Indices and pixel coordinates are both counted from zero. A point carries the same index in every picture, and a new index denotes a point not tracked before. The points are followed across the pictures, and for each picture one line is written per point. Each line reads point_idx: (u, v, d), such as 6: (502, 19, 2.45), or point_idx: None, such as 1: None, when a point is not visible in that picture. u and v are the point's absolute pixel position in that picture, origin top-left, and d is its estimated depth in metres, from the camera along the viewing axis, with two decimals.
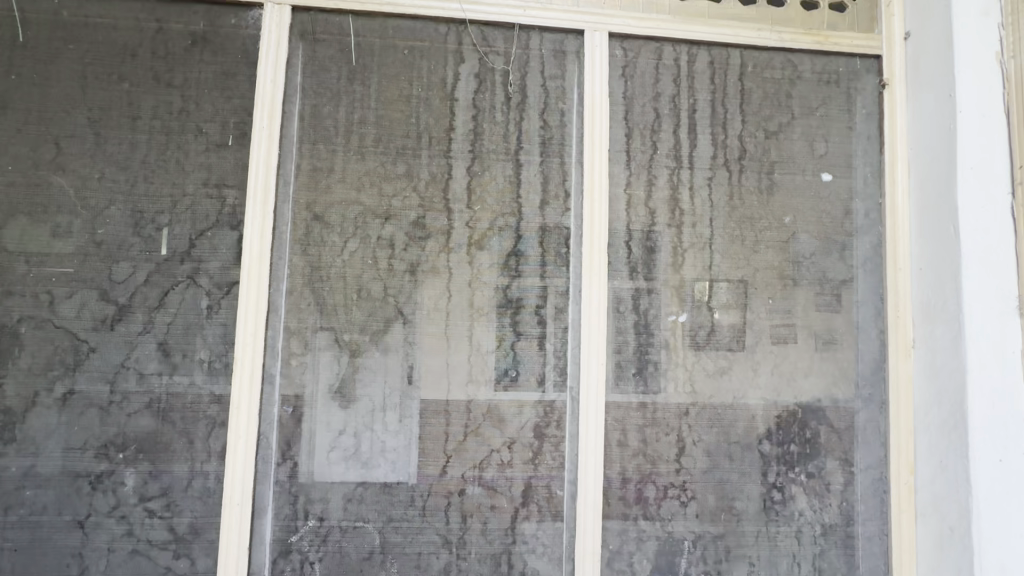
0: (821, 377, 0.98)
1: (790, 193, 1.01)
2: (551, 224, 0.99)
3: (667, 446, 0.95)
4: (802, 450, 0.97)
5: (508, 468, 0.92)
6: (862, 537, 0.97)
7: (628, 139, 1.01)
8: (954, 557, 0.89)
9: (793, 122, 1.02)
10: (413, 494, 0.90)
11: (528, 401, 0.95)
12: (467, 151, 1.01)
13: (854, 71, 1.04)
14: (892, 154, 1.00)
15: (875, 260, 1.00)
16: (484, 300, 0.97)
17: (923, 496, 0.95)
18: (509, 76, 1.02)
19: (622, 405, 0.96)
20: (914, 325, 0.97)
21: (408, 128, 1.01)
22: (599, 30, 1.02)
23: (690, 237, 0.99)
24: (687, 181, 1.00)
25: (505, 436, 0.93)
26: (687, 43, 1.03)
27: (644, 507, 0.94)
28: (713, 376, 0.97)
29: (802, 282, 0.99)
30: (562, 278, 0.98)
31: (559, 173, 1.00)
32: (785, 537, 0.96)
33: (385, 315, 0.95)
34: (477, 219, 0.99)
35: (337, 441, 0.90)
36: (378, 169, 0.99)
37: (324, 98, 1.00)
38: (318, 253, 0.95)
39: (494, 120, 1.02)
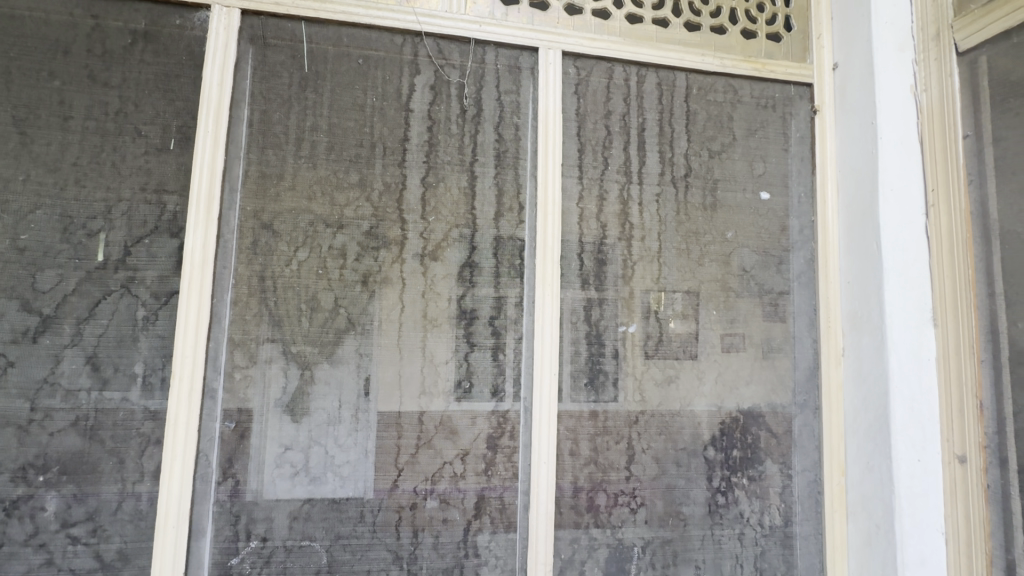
0: (760, 385, 1.05)
1: (733, 209, 1.08)
2: (504, 236, 1.00)
3: (618, 453, 1.00)
4: (744, 454, 1.04)
5: (461, 480, 0.95)
6: (799, 537, 1.04)
7: (581, 154, 1.05)
8: (880, 552, 0.96)
9: (734, 143, 1.10)
10: (364, 509, 0.93)
11: (480, 412, 0.97)
12: (421, 161, 1.00)
13: (788, 97, 1.13)
14: (823, 176, 1.10)
15: (809, 273, 1.09)
16: (437, 312, 0.97)
17: (853, 494, 1.02)
18: (465, 90, 1.03)
19: (575, 413, 0.99)
20: (843, 334, 1.06)
21: (361, 137, 0.99)
22: (554, 49, 1.04)
23: (639, 250, 1.04)
24: (637, 197, 1.05)
25: (457, 448, 0.96)
26: (636, 64, 1.08)
27: (596, 515, 0.99)
28: (661, 385, 1.02)
29: (743, 295, 1.07)
30: (515, 292, 1.00)
31: (514, 185, 1.02)
32: (729, 540, 1.02)
33: (337, 327, 0.95)
34: (431, 229, 0.99)
35: (284, 457, 0.92)
36: (329, 178, 0.97)
37: (274, 104, 0.98)
38: (265, 262, 0.94)
39: (449, 131, 1.01)
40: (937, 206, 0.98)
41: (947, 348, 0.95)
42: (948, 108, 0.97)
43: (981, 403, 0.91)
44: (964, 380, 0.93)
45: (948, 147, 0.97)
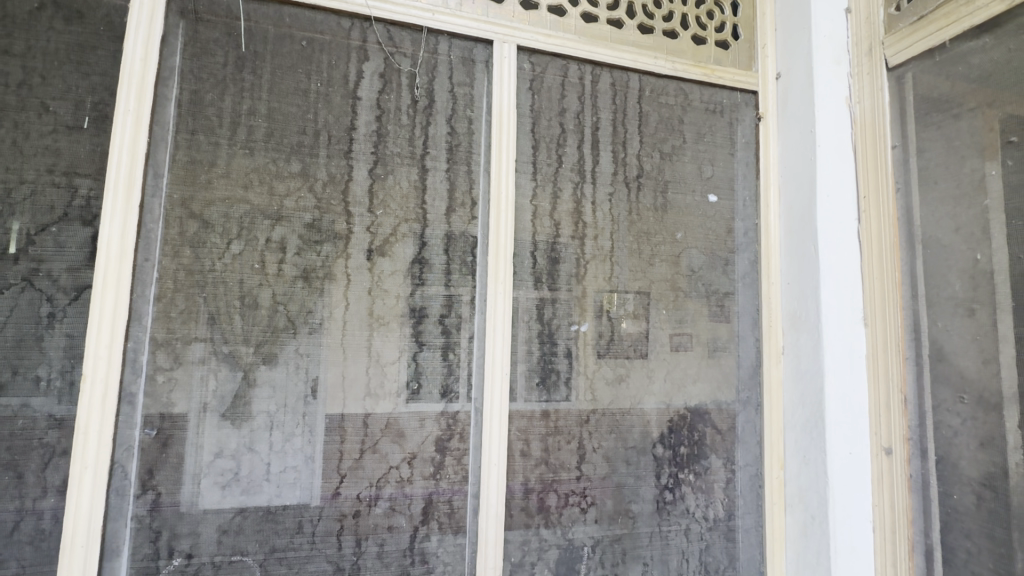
0: (706, 383, 1.08)
1: (683, 211, 1.10)
2: (456, 232, 0.98)
3: (569, 453, 0.99)
4: (690, 451, 1.06)
5: (408, 485, 0.92)
6: (741, 530, 1.07)
7: (535, 151, 1.03)
8: (814, 543, 1.00)
9: (684, 145, 1.12)
10: (303, 519, 0.87)
11: (429, 414, 0.94)
12: (369, 153, 0.95)
13: (735, 103, 1.17)
14: (766, 181, 1.14)
15: (752, 274, 1.13)
16: (385, 310, 0.93)
17: (790, 488, 1.07)
18: (416, 79, 0.99)
19: (526, 413, 0.98)
20: (783, 333, 1.10)
21: (304, 124, 0.93)
22: (509, 42, 1.02)
23: (592, 249, 1.04)
24: (590, 197, 1.05)
25: (404, 451, 0.92)
26: (590, 63, 1.08)
27: (546, 516, 0.97)
28: (612, 384, 1.03)
29: (691, 295, 1.09)
30: (466, 290, 0.97)
31: (466, 180, 0.99)
32: (676, 535, 1.04)
33: (274, 325, 0.89)
34: (379, 223, 0.94)
35: (214, 466, 0.85)
36: (268, 166, 0.91)
37: (206, 84, 0.91)
38: (194, 255, 0.87)
39: (399, 122, 0.97)
40: (868, 212, 1.04)
41: (876, 346, 1.01)
42: (879, 120, 1.03)
43: (905, 398, 0.97)
44: (890, 376, 0.98)
45: (878, 157, 1.03)
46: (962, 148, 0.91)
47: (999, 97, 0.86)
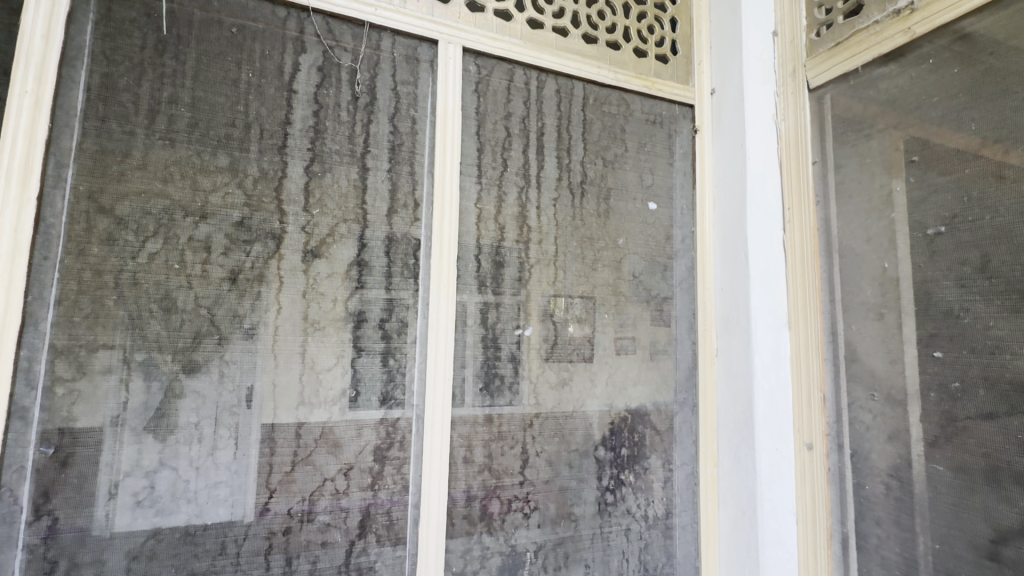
0: (646, 385, 1.11)
1: (624, 217, 1.13)
2: (397, 234, 0.95)
3: (512, 458, 0.99)
4: (631, 452, 1.08)
5: (344, 497, 0.88)
6: (678, 528, 1.11)
7: (480, 154, 1.02)
8: (744, 536, 1.05)
9: (626, 154, 1.15)
10: (227, 539, 0.81)
11: (367, 423, 0.90)
12: (305, 149, 0.91)
13: (674, 115, 1.21)
14: (701, 190, 1.19)
15: (689, 280, 1.17)
16: (320, 314, 0.89)
17: (723, 484, 1.11)
18: (357, 75, 0.96)
19: (469, 420, 0.96)
20: (717, 336, 1.15)
21: (233, 116, 0.88)
22: (454, 43, 1.01)
23: (537, 253, 1.04)
24: (535, 201, 1.06)
25: (340, 462, 0.88)
26: (535, 69, 1.09)
27: (488, 523, 0.96)
28: (556, 388, 1.03)
29: (632, 300, 1.11)
30: (408, 293, 0.94)
31: (408, 181, 0.97)
32: (617, 536, 1.05)
33: (196, 330, 0.82)
34: (315, 223, 0.90)
35: (123, 485, 0.77)
36: (191, 160, 0.85)
37: (120, 68, 0.83)
38: (103, 254, 0.79)
39: (338, 118, 0.93)
40: (792, 223, 1.11)
41: (799, 348, 1.08)
42: (802, 137, 1.11)
43: (824, 396, 1.04)
44: (811, 376, 1.05)
45: (801, 171, 1.10)
46: (873, 165, 0.99)
47: (903, 119, 0.95)
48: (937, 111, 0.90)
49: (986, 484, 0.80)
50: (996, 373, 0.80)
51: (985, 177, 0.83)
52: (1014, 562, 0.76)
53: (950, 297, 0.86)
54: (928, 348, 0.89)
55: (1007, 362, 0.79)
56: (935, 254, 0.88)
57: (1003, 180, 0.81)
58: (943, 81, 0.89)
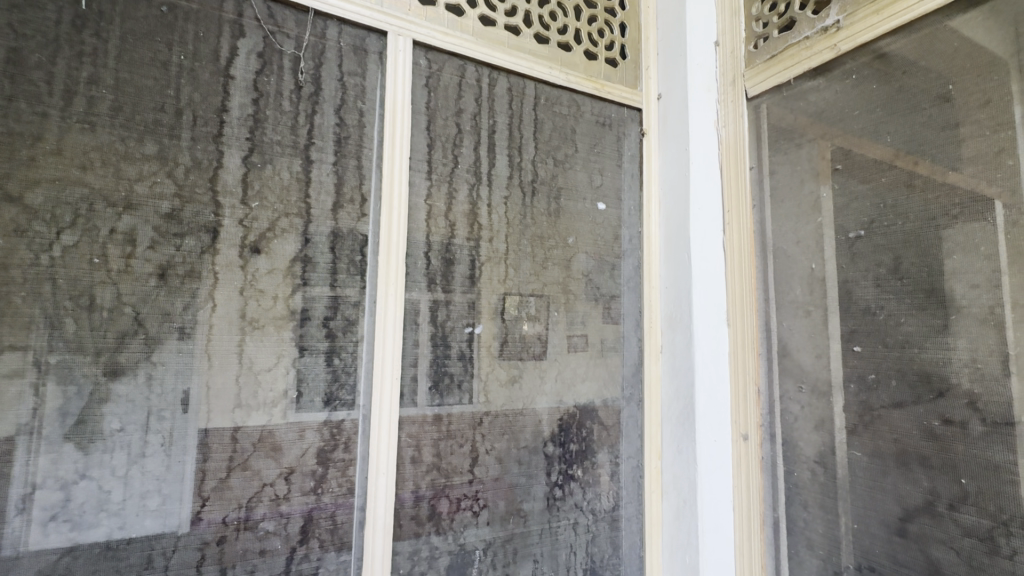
0: (594, 382, 1.13)
1: (574, 217, 1.15)
2: (343, 230, 0.92)
3: (461, 457, 0.98)
4: (579, 447, 1.10)
5: (284, 503, 0.84)
6: (624, 520, 1.14)
7: (430, 149, 1.01)
8: (685, 525, 1.09)
9: (576, 154, 1.17)
10: (154, 552, 0.76)
11: (311, 425, 0.87)
12: (243, 139, 0.86)
13: (622, 118, 1.24)
14: (648, 192, 1.23)
15: (636, 279, 1.21)
16: (260, 312, 0.85)
17: (666, 475, 1.16)
18: (300, 64, 0.92)
19: (417, 419, 0.95)
20: (661, 333, 1.19)
21: (163, 100, 0.82)
22: (403, 36, 0.99)
23: (487, 251, 1.04)
24: (486, 199, 1.05)
25: (280, 466, 0.84)
26: (487, 66, 1.08)
27: (437, 523, 0.95)
28: (506, 385, 1.03)
29: (581, 297, 1.13)
30: (355, 291, 0.92)
31: (355, 175, 0.94)
32: (565, 530, 1.07)
33: (120, 329, 0.77)
34: (254, 216, 0.86)
35: (32, 499, 0.71)
36: (114, 146, 0.79)
37: (31, 43, 0.76)
38: (9, 246, 0.72)
39: (280, 107, 0.90)
40: (731, 225, 1.17)
41: (736, 344, 1.14)
42: (740, 144, 1.17)
43: (758, 389, 1.10)
44: (747, 371, 1.11)
45: (739, 176, 1.16)
46: (803, 172, 1.05)
47: (829, 130, 1.02)
48: (858, 124, 0.97)
49: (896, 466, 0.88)
50: (906, 365, 0.87)
51: (898, 186, 0.90)
52: (920, 537, 0.84)
53: (868, 296, 0.93)
54: (849, 343, 0.96)
55: (915, 355, 0.86)
56: (855, 256, 0.95)
57: (913, 189, 0.88)
58: (863, 95, 0.96)
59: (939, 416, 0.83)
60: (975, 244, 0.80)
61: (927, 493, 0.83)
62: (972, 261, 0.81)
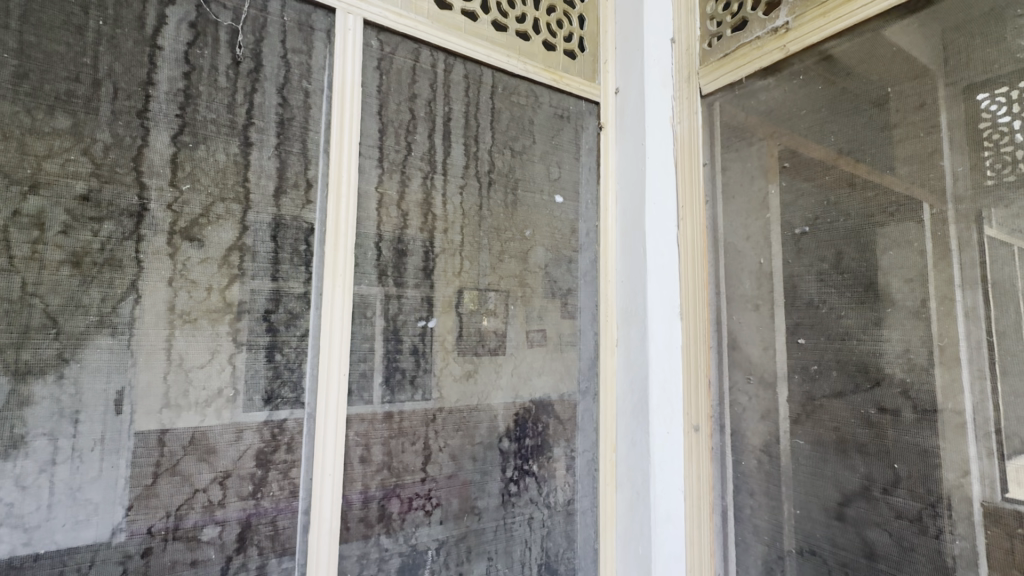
0: (550, 376, 1.12)
1: (531, 209, 1.13)
2: (286, 218, 0.86)
3: (413, 455, 0.95)
4: (534, 442, 1.09)
5: (218, 510, 0.78)
6: (579, 513, 1.14)
7: (381, 134, 0.96)
8: (639, 516, 1.11)
9: (534, 146, 1.15)
10: (67, 569, 0.69)
11: (249, 425, 0.81)
12: (173, 115, 0.79)
13: (580, 111, 1.23)
14: (605, 186, 1.23)
15: (593, 272, 1.20)
16: (191, 304, 0.78)
17: (620, 468, 1.16)
18: (238, 37, 0.85)
19: (366, 417, 0.90)
20: (617, 327, 1.20)
21: (78, 69, 0.74)
22: (354, 14, 0.94)
23: (442, 242, 1.01)
24: (441, 189, 1.02)
25: (214, 470, 0.78)
26: (442, 51, 1.05)
27: (388, 524, 0.91)
28: (460, 381, 1.01)
29: (538, 291, 1.12)
30: (299, 282, 0.86)
31: (299, 160, 0.88)
32: (520, 526, 1.06)
33: (26, 323, 0.69)
34: (185, 200, 0.79)
35: None
36: (18, 117, 0.70)
37: None
38: None
39: (215, 83, 0.83)
40: (685, 220, 1.19)
41: (689, 337, 1.16)
42: (694, 140, 1.18)
43: (709, 381, 1.12)
44: (699, 363, 1.13)
45: (693, 171, 1.18)
46: (753, 169, 1.08)
47: (778, 129, 1.04)
48: (804, 123, 1.00)
49: (836, 454, 0.91)
50: (845, 357, 0.91)
51: (840, 185, 0.94)
52: (856, 520, 0.88)
53: (812, 290, 0.97)
54: (793, 336, 0.99)
55: (854, 347, 0.90)
56: (800, 251, 0.99)
57: (854, 188, 0.92)
58: (809, 96, 0.99)
59: (875, 405, 0.87)
60: (909, 241, 0.84)
61: (863, 479, 0.88)
62: (906, 257, 0.85)
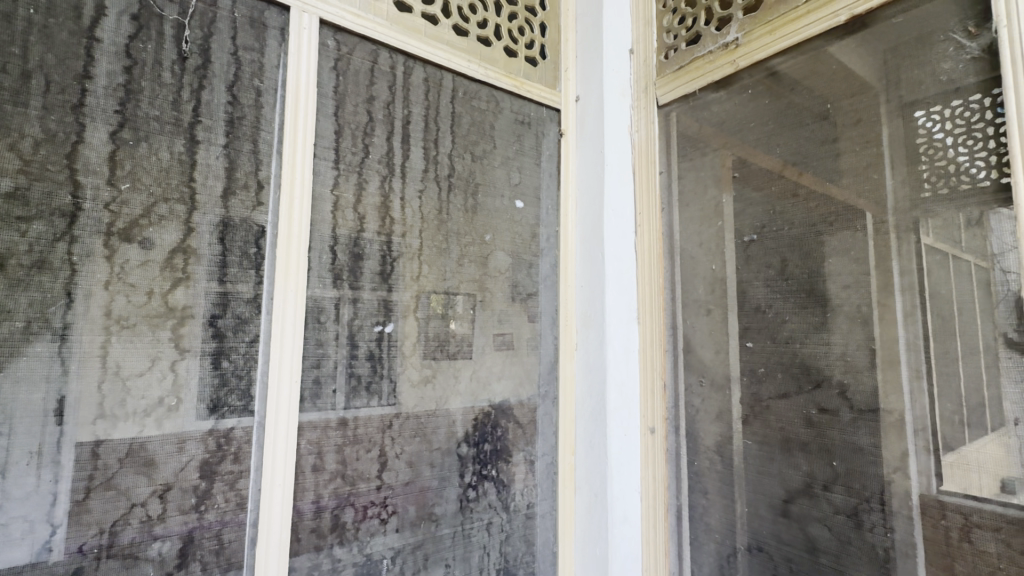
0: (510, 380, 1.12)
1: (491, 214, 1.14)
2: (234, 219, 0.84)
3: (368, 463, 0.93)
4: (493, 447, 1.09)
5: (158, 524, 0.75)
6: (539, 517, 1.14)
7: (337, 136, 0.95)
8: (596, 517, 1.12)
9: (494, 151, 1.16)
10: None
11: (192, 435, 0.78)
12: (112, 111, 0.76)
13: (541, 117, 1.25)
14: (565, 191, 1.25)
15: (553, 277, 1.21)
16: (130, 309, 0.75)
17: (579, 471, 1.18)
18: (185, 32, 0.82)
19: (319, 424, 0.88)
20: (577, 331, 1.21)
21: (5, 59, 0.70)
22: (309, 13, 0.92)
23: (400, 246, 1.00)
24: (399, 192, 1.01)
25: (154, 483, 0.75)
26: (402, 54, 1.04)
27: (341, 533, 0.89)
28: (418, 386, 1.00)
29: (498, 295, 1.12)
30: (248, 286, 0.84)
31: (250, 160, 0.86)
32: (478, 531, 1.05)
33: None
34: (124, 200, 0.76)
35: None
36: None
37: None
38: None
39: (159, 79, 0.80)
40: (642, 226, 1.22)
41: (645, 341, 1.18)
42: (651, 149, 1.22)
43: (665, 384, 1.15)
44: (655, 366, 1.16)
45: (650, 179, 1.21)
46: (706, 178, 1.12)
47: (729, 140, 1.08)
48: (753, 135, 1.04)
49: (781, 452, 0.95)
50: (790, 359, 0.95)
51: (786, 195, 0.98)
52: (799, 516, 0.92)
53: (760, 296, 1.01)
54: (743, 340, 1.03)
55: (797, 350, 0.94)
56: (749, 258, 1.03)
57: (798, 198, 0.96)
58: (758, 110, 1.04)
59: (816, 405, 0.91)
60: (848, 249, 0.89)
61: (805, 476, 0.91)
62: (844, 264, 0.89)
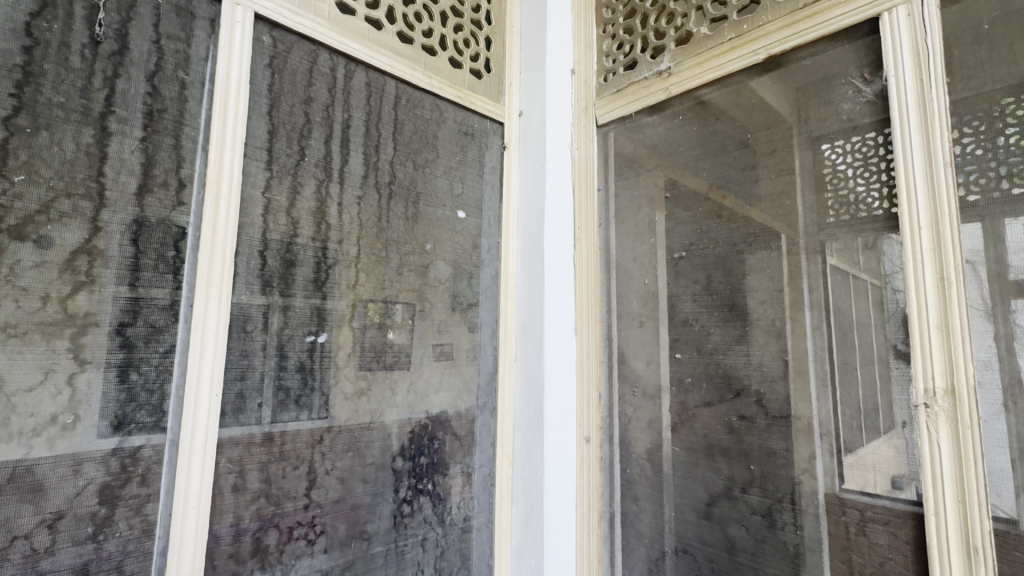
0: (448, 391, 1.11)
1: (432, 224, 1.13)
2: (150, 220, 0.77)
3: (295, 481, 0.88)
4: (430, 460, 1.07)
5: (44, 559, 0.66)
6: (475, 530, 1.13)
7: (271, 136, 0.90)
8: (532, 528, 1.12)
9: (437, 160, 1.15)
10: None
11: (91, 457, 0.70)
12: (6, 94, 0.68)
13: (484, 130, 1.26)
14: (507, 203, 1.26)
15: (494, 288, 1.22)
16: (19, 316, 0.67)
17: (516, 481, 1.18)
18: (98, 14, 0.76)
19: (242, 441, 0.83)
20: (516, 342, 1.22)
21: None
22: (243, 7, 0.88)
23: (336, 253, 0.96)
24: (336, 197, 0.98)
25: (40, 513, 0.66)
26: (343, 56, 1.01)
27: (262, 558, 0.84)
28: (352, 399, 0.96)
29: (437, 305, 1.11)
30: (164, 293, 0.77)
31: (170, 157, 0.80)
32: (412, 548, 1.02)
33: None
34: (18, 194, 0.68)
35: None
36: None
37: None
38: None
39: (66, 63, 0.73)
40: (581, 240, 1.25)
41: (582, 352, 1.22)
42: (590, 166, 1.26)
43: (600, 394, 1.18)
44: (590, 376, 1.19)
45: (589, 195, 1.25)
46: (641, 196, 1.17)
47: (662, 162, 1.15)
48: (683, 159, 1.11)
49: (705, 458, 1.01)
50: (714, 370, 1.01)
51: (711, 215, 1.05)
52: (720, 518, 0.98)
53: (687, 309, 1.07)
54: (672, 351, 1.08)
55: (720, 361, 1.01)
56: (678, 274, 1.09)
57: (721, 219, 1.04)
58: (687, 135, 1.11)
59: (736, 413, 0.97)
60: (764, 268, 0.97)
61: (726, 480, 0.97)
62: (761, 282, 0.97)
